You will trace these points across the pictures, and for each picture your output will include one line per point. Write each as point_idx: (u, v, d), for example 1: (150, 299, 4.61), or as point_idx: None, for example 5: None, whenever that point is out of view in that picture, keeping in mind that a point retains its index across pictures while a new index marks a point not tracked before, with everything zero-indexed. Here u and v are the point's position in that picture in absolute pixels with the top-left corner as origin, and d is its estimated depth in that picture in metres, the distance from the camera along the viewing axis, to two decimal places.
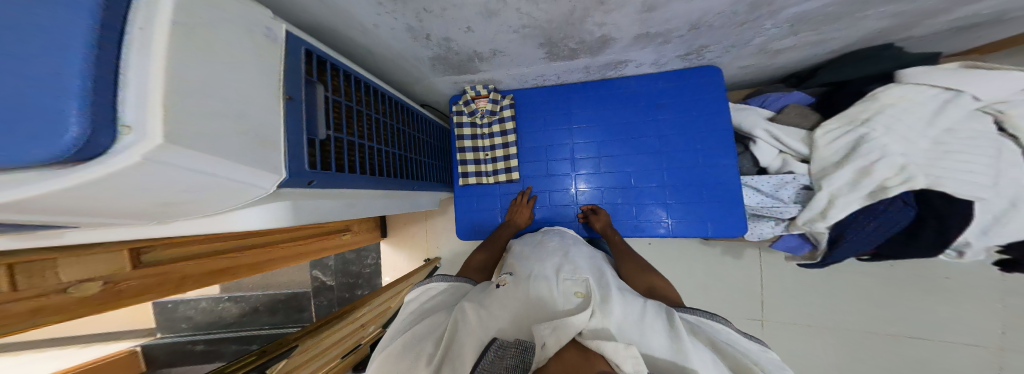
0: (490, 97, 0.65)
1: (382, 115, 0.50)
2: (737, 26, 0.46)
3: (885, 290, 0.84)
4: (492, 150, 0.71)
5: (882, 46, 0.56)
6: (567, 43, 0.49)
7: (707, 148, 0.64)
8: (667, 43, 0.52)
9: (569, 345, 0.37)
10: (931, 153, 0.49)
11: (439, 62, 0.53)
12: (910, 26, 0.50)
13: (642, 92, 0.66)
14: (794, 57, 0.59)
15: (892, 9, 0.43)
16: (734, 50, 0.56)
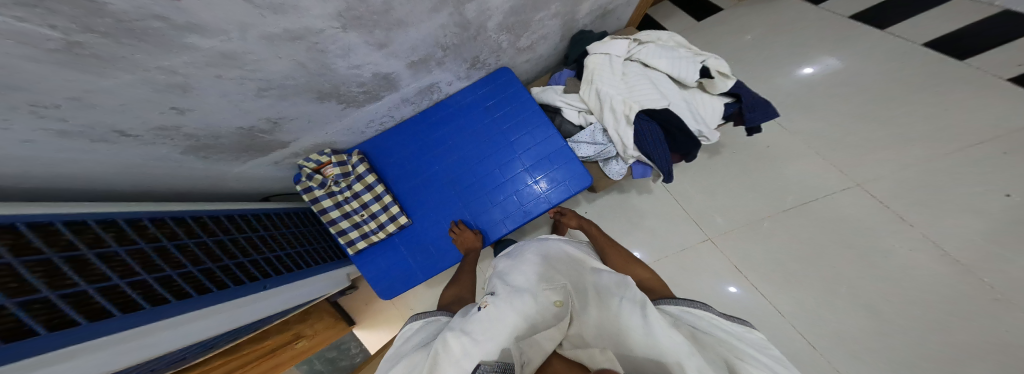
0: (334, 161, 0.71)
1: (234, 233, 0.62)
2: (473, 40, 0.64)
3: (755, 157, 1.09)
4: (355, 209, 0.73)
5: (580, 32, 0.81)
6: (346, 90, 0.59)
7: (530, 126, 0.78)
8: (444, 64, 0.67)
9: (552, 358, 0.45)
10: (632, 87, 0.72)
11: (213, 150, 0.54)
12: (574, 21, 0.76)
13: (465, 104, 0.80)
14: (545, 50, 0.82)
15: (547, 13, 0.67)
16: (499, 54, 0.74)
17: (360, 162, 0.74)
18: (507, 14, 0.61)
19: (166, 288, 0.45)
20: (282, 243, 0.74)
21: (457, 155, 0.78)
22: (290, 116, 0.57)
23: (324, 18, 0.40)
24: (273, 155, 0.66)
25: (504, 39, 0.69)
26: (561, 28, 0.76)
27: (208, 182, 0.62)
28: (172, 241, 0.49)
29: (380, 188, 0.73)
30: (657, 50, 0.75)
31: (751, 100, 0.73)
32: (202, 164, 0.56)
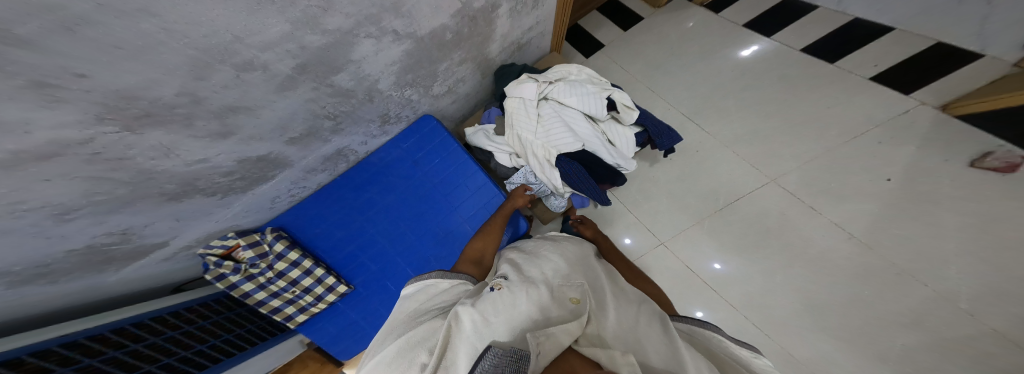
0: (242, 243, 0.63)
1: (161, 332, 0.57)
2: (369, 102, 0.65)
3: (696, 161, 1.13)
4: (279, 288, 0.68)
5: (502, 67, 0.83)
6: (210, 182, 0.54)
7: (460, 177, 0.79)
8: (343, 128, 0.66)
9: (568, 353, 0.39)
10: (550, 131, 0.74)
11: (52, 276, 0.45)
12: (486, 61, 0.78)
13: (389, 160, 0.78)
14: (469, 87, 0.84)
15: (451, 61, 0.69)
16: (405, 111, 0.74)
17: (277, 239, 0.68)
18: (399, 68, 0.62)
19: None
20: (203, 336, 0.65)
21: (390, 215, 0.77)
22: (143, 222, 0.50)
23: (79, 126, 0.32)
24: (154, 256, 0.58)
25: (399, 99, 0.69)
26: (475, 68, 0.78)
27: (80, 298, 0.52)
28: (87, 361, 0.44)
29: (308, 262, 0.69)
30: (566, 87, 0.78)
31: (656, 128, 0.82)
32: (47, 292, 0.46)
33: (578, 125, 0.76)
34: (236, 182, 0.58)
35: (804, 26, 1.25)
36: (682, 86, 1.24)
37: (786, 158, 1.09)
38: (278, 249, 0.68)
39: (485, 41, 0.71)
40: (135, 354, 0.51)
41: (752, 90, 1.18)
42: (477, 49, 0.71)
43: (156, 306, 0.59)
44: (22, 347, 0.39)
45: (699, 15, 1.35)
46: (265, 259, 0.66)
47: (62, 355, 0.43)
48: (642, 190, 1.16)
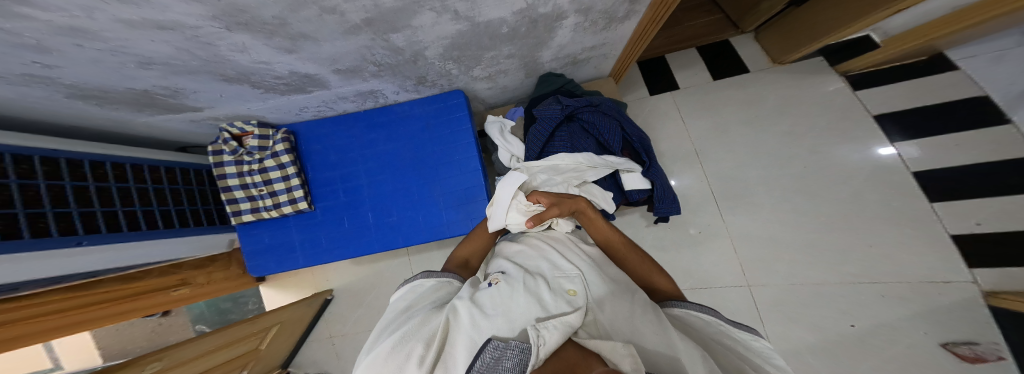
0: (256, 133, 0.69)
1: (128, 182, 0.65)
2: (412, 63, 0.57)
3: (674, 252, 1.05)
4: (265, 180, 0.74)
5: (547, 74, 0.71)
6: (261, 79, 0.51)
7: (458, 158, 0.77)
8: (381, 75, 0.60)
9: (567, 344, 0.37)
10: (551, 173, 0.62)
11: (104, 101, 0.49)
12: (537, 63, 0.67)
13: (406, 116, 0.77)
14: (511, 81, 0.74)
15: (501, 52, 0.59)
16: (447, 77, 0.67)
17: (282, 141, 0.71)
18: (452, 45, 0.53)
19: (53, 224, 0.52)
20: (169, 198, 0.74)
21: (387, 161, 0.78)
22: (193, 88, 0.50)
23: (193, 17, 0.31)
24: (187, 115, 0.61)
25: (450, 68, 0.62)
26: (522, 65, 0.66)
27: (106, 122, 0.58)
28: (48, 181, 0.51)
29: (291, 170, 0.73)
30: (598, 115, 0.67)
31: (663, 193, 0.70)
32: (92, 108, 0.51)
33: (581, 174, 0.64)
34: (286, 87, 0.57)
35: (952, 144, 0.91)
36: (744, 167, 1.04)
37: (782, 288, 0.95)
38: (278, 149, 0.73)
39: (548, 43, 0.58)
40: (94, 190, 0.59)
41: (807, 201, 0.99)
42: (536, 49, 0.60)
43: (127, 156, 0.66)
44: (7, 147, 0.46)
45: (825, 92, 1.05)
46: (269, 153, 0.72)
47: (30, 167, 0.50)
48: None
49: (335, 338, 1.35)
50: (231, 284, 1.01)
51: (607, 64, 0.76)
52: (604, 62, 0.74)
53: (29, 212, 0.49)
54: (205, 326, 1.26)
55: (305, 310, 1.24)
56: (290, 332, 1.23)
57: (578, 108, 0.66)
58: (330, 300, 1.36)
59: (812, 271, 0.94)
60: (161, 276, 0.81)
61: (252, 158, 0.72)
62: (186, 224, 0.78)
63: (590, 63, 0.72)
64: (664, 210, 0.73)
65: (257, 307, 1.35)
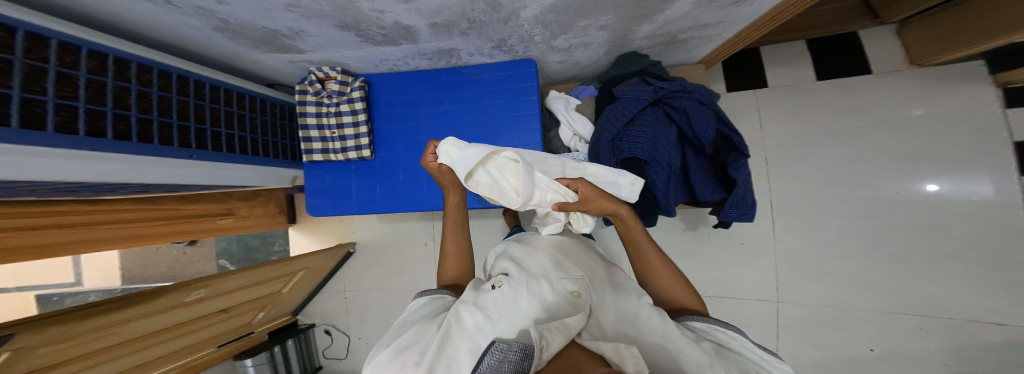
0: (338, 79, 0.72)
1: (238, 109, 0.69)
2: (502, 23, 0.54)
3: (694, 243, 1.09)
4: (338, 122, 0.76)
5: (631, 53, 0.66)
6: (369, 28, 0.55)
7: (517, 128, 0.75)
8: (467, 35, 0.60)
9: (571, 346, 0.39)
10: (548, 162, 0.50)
11: (235, 35, 0.53)
12: (627, 39, 0.61)
13: (475, 80, 0.76)
14: (587, 57, 0.69)
15: (595, 22, 0.53)
16: (529, 45, 0.64)
17: (358, 89, 0.74)
18: (550, 9, 0.48)
19: (155, 131, 0.51)
20: (272, 131, 0.79)
21: (446, 121, 0.78)
22: (309, 31, 0.53)
23: None
24: (290, 57, 0.65)
25: (537, 36, 0.59)
26: (609, 40, 0.61)
27: (228, 56, 0.63)
28: (160, 91, 0.52)
29: (362, 117, 0.76)
30: (691, 100, 0.55)
31: (742, 196, 0.57)
32: (221, 38, 0.55)
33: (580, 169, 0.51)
34: (384, 37, 0.59)
35: None
36: (800, 178, 0.99)
37: (798, 296, 0.99)
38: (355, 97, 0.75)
39: (650, 18, 0.52)
40: (205, 110, 0.61)
41: (867, 223, 0.92)
42: (635, 23, 0.54)
43: (248, 88, 0.70)
44: (121, 51, 0.46)
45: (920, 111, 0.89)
46: (347, 99, 0.74)
47: (148, 76, 0.51)
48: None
49: (347, 293, 1.43)
50: (240, 228, 1.04)
51: (705, 47, 0.69)
52: (704, 43, 0.67)
53: (139, 116, 0.48)
54: (228, 262, 1.32)
55: (329, 259, 1.30)
56: (308, 283, 1.32)
57: (671, 90, 0.55)
58: (352, 253, 1.40)
59: (844, 289, 0.94)
60: (214, 204, 0.91)
61: (331, 100, 0.74)
62: (277, 156, 0.81)
63: (690, 44, 0.66)
64: (735, 216, 0.60)
65: (282, 249, 1.41)
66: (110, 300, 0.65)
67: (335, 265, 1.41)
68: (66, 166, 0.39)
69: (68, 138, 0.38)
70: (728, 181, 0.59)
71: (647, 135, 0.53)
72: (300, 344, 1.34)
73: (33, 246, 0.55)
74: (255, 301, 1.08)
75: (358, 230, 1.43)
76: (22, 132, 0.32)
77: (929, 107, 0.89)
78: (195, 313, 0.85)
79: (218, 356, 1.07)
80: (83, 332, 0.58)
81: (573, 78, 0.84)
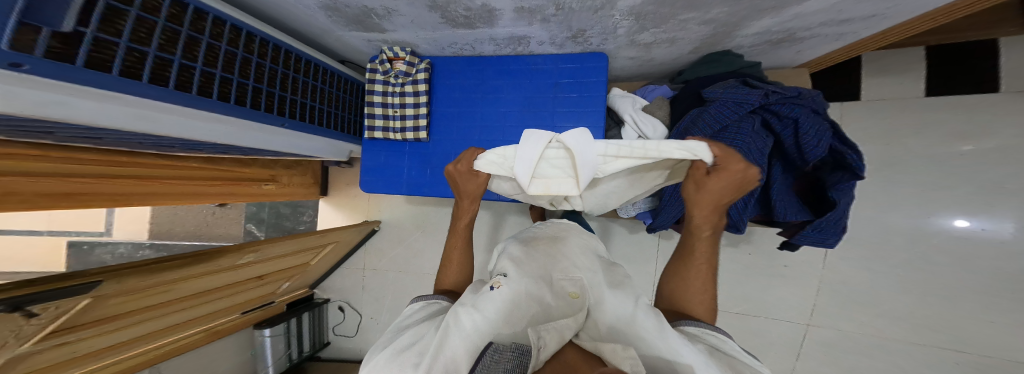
0: (406, 59, 0.75)
1: (317, 81, 0.69)
2: (592, 12, 0.51)
3: (734, 255, 1.05)
4: (402, 101, 0.78)
5: (723, 52, 0.63)
6: (455, 10, 0.56)
7: (579, 123, 0.71)
8: (549, 22, 0.58)
9: (566, 348, 0.42)
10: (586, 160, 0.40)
11: (333, 13, 0.57)
12: (729, 36, 0.56)
13: (538, 69, 0.74)
14: (665, 53, 0.65)
15: (700, 15, 0.48)
16: (610, 37, 0.61)
17: (423, 71, 0.76)
18: (652, 0, 0.45)
19: (236, 92, 0.51)
20: (345, 105, 0.81)
21: (509, 108, 0.76)
22: (394, 7, 0.56)
23: None
24: (370, 34, 0.68)
25: (624, 29, 0.56)
26: (708, 35, 0.56)
27: (315, 31, 0.66)
28: (246, 52, 0.52)
29: (424, 98, 0.77)
30: (807, 111, 0.47)
31: (828, 223, 0.54)
32: (313, 11, 0.57)
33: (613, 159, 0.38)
34: (465, 19, 0.60)
35: None
36: (876, 202, 0.91)
37: (836, 319, 0.96)
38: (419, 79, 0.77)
39: (777, 13, 0.46)
40: (287, 78, 0.62)
41: (934, 256, 0.85)
42: (746, 19, 0.49)
43: (327, 63, 0.71)
44: (217, 10, 0.46)
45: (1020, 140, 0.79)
46: (411, 80, 0.76)
47: (236, 37, 0.50)
48: None
49: (366, 271, 1.42)
50: (275, 198, 1.04)
51: (819, 49, 0.63)
52: (823, 44, 0.60)
53: (224, 75, 0.48)
54: (256, 227, 1.34)
55: (355, 235, 1.29)
56: (333, 258, 1.33)
57: (784, 97, 0.48)
58: (376, 231, 1.39)
59: (885, 317, 0.92)
60: (263, 169, 0.92)
61: (397, 79, 0.76)
62: (344, 131, 0.81)
63: (810, 42, 0.59)
64: (813, 240, 0.59)
65: (310, 220, 1.42)
66: (179, 256, 0.67)
67: (359, 242, 1.40)
68: (163, 111, 0.40)
69: (176, 95, 0.40)
70: (824, 205, 0.55)
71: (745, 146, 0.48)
72: (315, 316, 1.36)
73: (110, 195, 0.57)
74: (284, 271, 1.10)
75: (387, 209, 1.41)
76: (148, 87, 0.36)
77: (981, 144, 0.82)
78: (235, 277, 0.86)
79: (247, 319, 1.09)
80: (142, 284, 0.60)
81: (638, 74, 0.81)
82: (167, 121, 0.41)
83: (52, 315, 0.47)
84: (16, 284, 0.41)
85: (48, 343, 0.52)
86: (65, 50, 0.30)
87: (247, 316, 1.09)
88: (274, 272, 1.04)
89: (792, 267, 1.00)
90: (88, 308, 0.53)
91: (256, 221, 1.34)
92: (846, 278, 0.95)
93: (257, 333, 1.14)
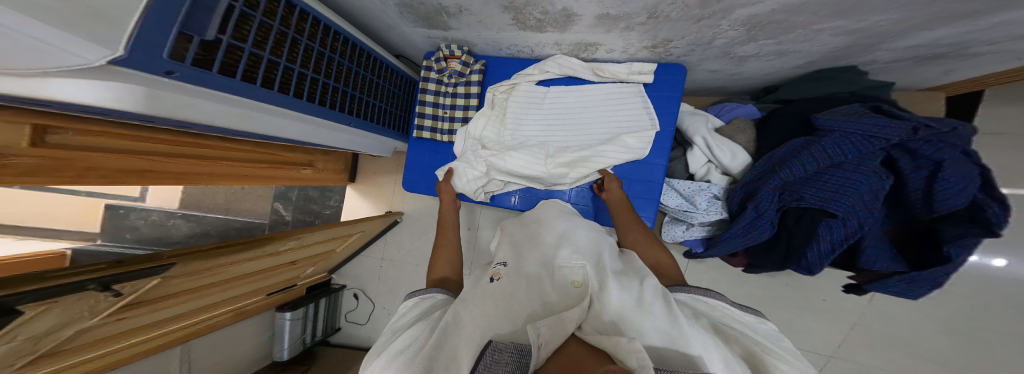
0: (462, 59, 0.71)
1: (376, 77, 0.68)
2: (692, 21, 0.47)
3: (787, 290, 0.95)
4: (454, 100, 0.76)
5: (841, 70, 0.57)
6: (532, 13, 0.52)
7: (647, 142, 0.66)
8: (631, 30, 0.54)
9: (569, 340, 0.34)
10: (553, 126, 0.71)
11: (407, 10, 0.56)
12: (868, 49, 0.51)
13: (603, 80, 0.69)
14: (756, 63, 0.60)
15: (848, 24, 0.43)
16: (699, 47, 0.56)
17: (478, 72, 0.73)
18: (786, 9, 0.40)
19: (309, 89, 0.51)
20: (395, 101, 0.79)
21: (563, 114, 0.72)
22: (465, 7, 0.53)
23: None
24: (432, 32, 0.66)
25: (720, 39, 0.52)
26: (840, 46, 0.51)
27: (381, 25, 0.64)
28: (322, 47, 0.51)
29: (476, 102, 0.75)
30: (955, 151, 0.42)
31: (929, 276, 0.48)
32: (386, 5, 0.55)
33: (571, 113, 0.70)
34: (537, 23, 0.56)
35: None
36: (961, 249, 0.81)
37: (891, 368, 0.88)
38: (471, 80, 0.74)
39: (973, 20, 0.39)
40: (358, 74, 0.62)
41: None
42: (910, 28, 0.43)
43: (389, 60, 0.71)
44: (307, 5, 0.46)
45: None
46: (466, 79, 0.73)
47: (315, 30, 0.49)
48: (731, 282, 1.00)
49: (384, 261, 1.39)
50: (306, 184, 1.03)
51: (981, 67, 0.55)
52: (971, 58, 0.51)
53: (301, 72, 0.48)
54: (283, 206, 1.34)
55: (378, 226, 1.28)
56: (356, 244, 1.31)
57: (936, 132, 0.43)
58: (398, 223, 1.36)
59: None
60: (303, 153, 0.91)
61: (450, 78, 0.73)
62: (389, 127, 0.79)
63: (976, 59, 0.52)
64: (892, 290, 0.53)
65: (336, 206, 1.41)
66: (237, 242, 0.74)
67: (379, 234, 1.36)
68: (271, 110, 0.46)
69: (278, 96, 0.45)
70: (930, 259, 0.48)
71: (859, 185, 0.44)
72: (330, 303, 1.35)
73: (173, 174, 0.60)
74: (309, 260, 1.12)
75: (411, 200, 1.37)
76: (261, 91, 0.41)
77: None
78: (272, 263, 0.90)
79: (273, 302, 1.12)
80: (202, 267, 0.66)
81: (713, 83, 0.75)
82: (265, 118, 0.47)
83: (126, 294, 0.53)
84: (104, 265, 0.49)
85: (112, 317, 0.57)
86: (205, 57, 0.35)
87: (268, 304, 1.11)
88: (302, 259, 1.06)
89: (847, 312, 0.91)
90: (156, 286, 0.60)
91: (285, 201, 1.35)
92: (911, 329, 0.85)
93: (278, 314, 1.19)
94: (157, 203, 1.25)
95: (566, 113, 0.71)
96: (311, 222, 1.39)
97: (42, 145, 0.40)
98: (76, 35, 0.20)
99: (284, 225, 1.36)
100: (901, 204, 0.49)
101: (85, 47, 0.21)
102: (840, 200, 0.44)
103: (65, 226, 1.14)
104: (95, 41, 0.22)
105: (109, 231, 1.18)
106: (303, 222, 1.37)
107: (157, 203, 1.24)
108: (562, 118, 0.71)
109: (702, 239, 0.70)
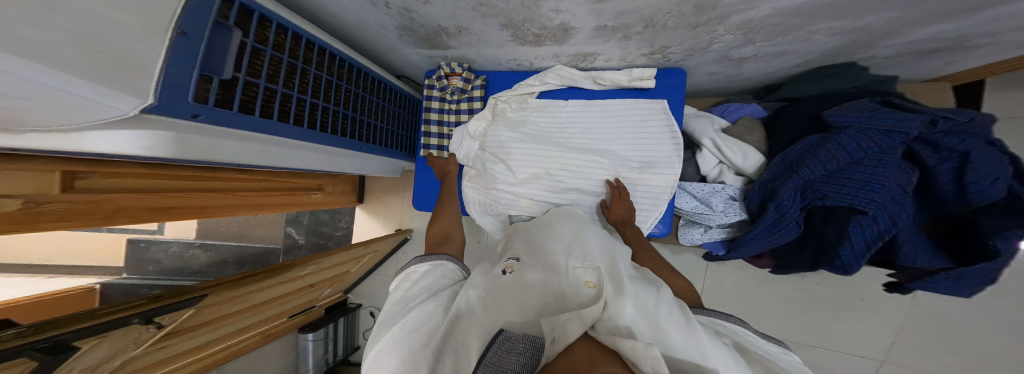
0: (463, 76, 0.72)
1: (380, 99, 0.70)
2: (689, 28, 0.47)
3: (814, 286, 0.91)
4: (458, 116, 0.77)
5: (844, 65, 0.56)
6: (529, 28, 0.53)
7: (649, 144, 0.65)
8: (628, 40, 0.54)
9: (580, 341, 0.30)
10: (559, 134, 0.71)
11: (406, 32, 0.58)
12: (866, 46, 0.50)
13: (604, 86, 0.68)
14: (757, 64, 0.60)
15: (845, 24, 0.43)
16: (698, 51, 0.56)
17: (480, 88, 0.74)
18: (781, 12, 0.40)
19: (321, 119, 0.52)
20: (400, 121, 0.81)
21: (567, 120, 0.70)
22: (463, 28, 0.55)
23: None
24: (431, 53, 0.68)
25: (717, 44, 0.52)
26: (838, 45, 0.50)
27: (383, 48, 0.66)
28: (329, 75, 0.53)
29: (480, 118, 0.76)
30: (979, 142, 0.41)
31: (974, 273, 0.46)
32: (386, 29, 0.57)
33: (574, 119, 0.70)
34: (535, 38, 0.57)
35: None
36: None
37: (932, 362, 0.84)
38: (474, 95, 0.76)
39: (970, 15, 0.39)
40: (364, 98, 0.63)
41: None
42: (909, 26, 0.42)
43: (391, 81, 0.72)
44: (312, 36, 0.48)
45: None
46: (468, 96, 0.74)
47: (320, 59, 0.51)
48: (754, 280, 0.97)
49: None
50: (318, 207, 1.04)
51: (985, 57, 0.54)
52: (978, 49, 0.50)
53: (313, 102, 0.49)
54: (296, 230, 1.36)
55: (389, 245, 1.28)
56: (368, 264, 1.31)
57: (954, 124, 0.41)
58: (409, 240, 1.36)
59: (997, 363, 0.79)
60: (312, 179, 0.92)
61: (453, 95, 0.74)
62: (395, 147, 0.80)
63: (982, 50, 0.50)
64: (938, 288, 0.51)
65: (346, 227, 1.42)
66: (261, 270, 0.76)
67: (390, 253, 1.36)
68: (291, 141, 0.48)
69: (293, 129, 0.46)
70: (971, 255, 0.46)
71: (886, 180, 0.43)
72: (349, 322, 1.35)
73: (195, 208, 0.62)
74: (328, 281, 1.12)
75: (418, 217, 1.38)
76: (278, 126, 0.43)
77: None
78: (294, 287, 0.92)
79: (292, 327, 1.13)
80: (233, 295, 0.67)
81: (714, 84, 0.74)
82: (287, 145, 0.49)
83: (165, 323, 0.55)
84: (142, 301, 0.50)
85: (155, 346, 0.58)
86: (225, 96, 0.37)
87: (292, 326, 1.11)
88: (320, 281, 1.06)
89: (882, 305, 0.86)
90: (191, 316, 0.61)
91: (297, 225, 1.37)
92: (947, 319, 0.81)
93: (301, 336, 1.18)
94: (176, 235, 1.28)
95: (569, 120, 0.70)
96: (324, 244, 1.40)
97: (72, 190, 0.42)
98: (104, 86, 0.21)
99: (298, 249, 1.38)
100: (929, 197, 0.48)
101: (119, 98, 0.23)
102: (867, 199, 0.43)
103: (91, 262, 1.18)
104: (126, 90, 0.24)
105: (132, 264, 1.21)
106: (317, 245, 1.39)
107: (176, 234, 1.27)
108: (566, 124, 0.70)
109: (722, 241, 0.68)
